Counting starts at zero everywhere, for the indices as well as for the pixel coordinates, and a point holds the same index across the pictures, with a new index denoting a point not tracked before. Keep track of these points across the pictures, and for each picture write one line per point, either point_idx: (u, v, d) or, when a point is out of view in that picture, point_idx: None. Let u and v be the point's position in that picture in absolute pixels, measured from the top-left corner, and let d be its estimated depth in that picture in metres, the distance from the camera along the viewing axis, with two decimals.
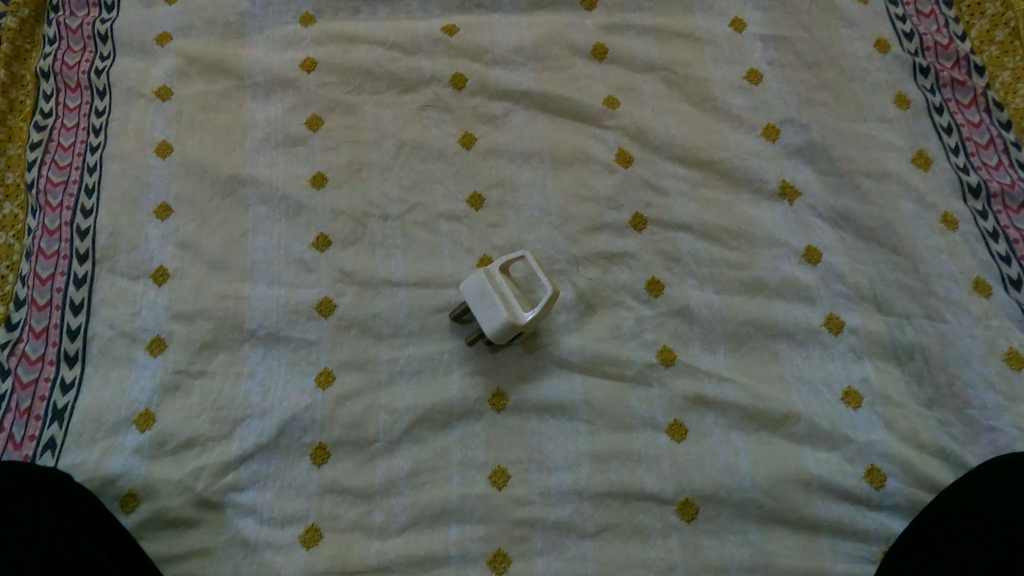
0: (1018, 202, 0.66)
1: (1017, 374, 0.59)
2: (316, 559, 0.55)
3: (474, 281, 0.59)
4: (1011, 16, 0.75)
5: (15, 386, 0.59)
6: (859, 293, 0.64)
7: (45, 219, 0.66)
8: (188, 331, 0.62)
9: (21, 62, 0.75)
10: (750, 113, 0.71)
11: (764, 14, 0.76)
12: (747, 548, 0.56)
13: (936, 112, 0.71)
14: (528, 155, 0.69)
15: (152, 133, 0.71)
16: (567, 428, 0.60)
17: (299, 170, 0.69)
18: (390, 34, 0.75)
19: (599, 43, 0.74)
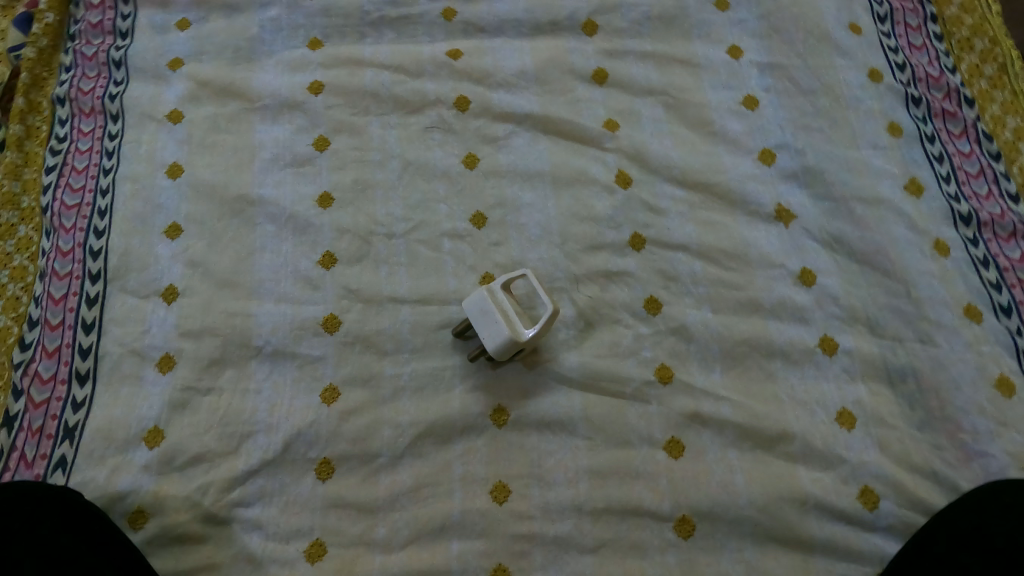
0: (1008, 230, 0.68)
1: (1008, 401, 0.61)
2: (319, 573, 0.57)
3: (477, 298, 0.61)
4: (1000, 52, 0.78)
5: (28, 406, 0.61)
6: (852, 314, 0.65)
7: (59, 240, 0.68)
8: (196, 348, 0.64)
9: (39, 90, 0.77)
10: (746, 137, 0.73)
11: (759, 42, 0.78)
12: (743, 564, 0.57)
13: (928, 141, 0.73)
14: (530, 176, 0.71)
15: (163, 154, 0.72)
16: (567, 444, 0.61)
17: (306, 190, 0.71)
18: (396, 58, 0.77)
19: (600, 68, 0.76)
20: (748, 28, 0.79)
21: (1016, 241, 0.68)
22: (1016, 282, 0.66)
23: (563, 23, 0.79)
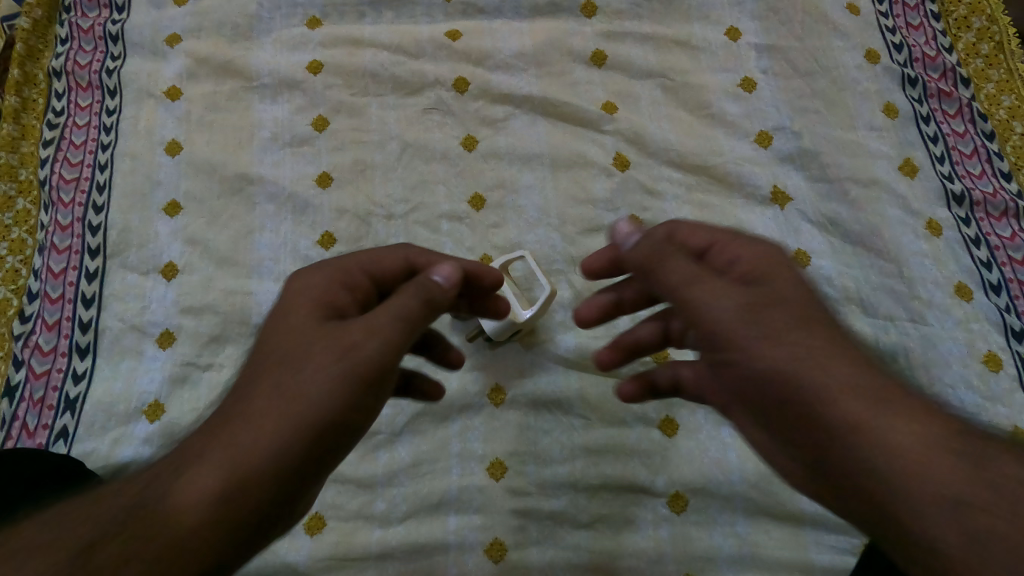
0: (999, 210, 0.69)
1: (995, 375, 0.62)
2: (319, 546, 0.58)
3: None
4: (996, 31, 0.78)
5: (29, 376, 0.62)
6: (847, 295, 0.66)
7: (57, 214, 0.68)
8: (196, 325, 0.64)
9: (34, 61, 0.76)
10: (743, 120, 0.74)
11: (758, 24, 0.78)
12: (734, 539, 0.58)
13: (923, 122, 0.74)
14: (528, 158, 0.71)
15: (162, 131, 0.73)
16: (563, 422, 0.62)
17: (305, 170, 0.71)
18: (395, 38, 0.77)
19: (599, 50, 0.77)
20: (747, 9, 0.79)
21: (1007, 220, 0.69)
22: (1006, 261, 0.67)
23: (562, 4, 0.79)
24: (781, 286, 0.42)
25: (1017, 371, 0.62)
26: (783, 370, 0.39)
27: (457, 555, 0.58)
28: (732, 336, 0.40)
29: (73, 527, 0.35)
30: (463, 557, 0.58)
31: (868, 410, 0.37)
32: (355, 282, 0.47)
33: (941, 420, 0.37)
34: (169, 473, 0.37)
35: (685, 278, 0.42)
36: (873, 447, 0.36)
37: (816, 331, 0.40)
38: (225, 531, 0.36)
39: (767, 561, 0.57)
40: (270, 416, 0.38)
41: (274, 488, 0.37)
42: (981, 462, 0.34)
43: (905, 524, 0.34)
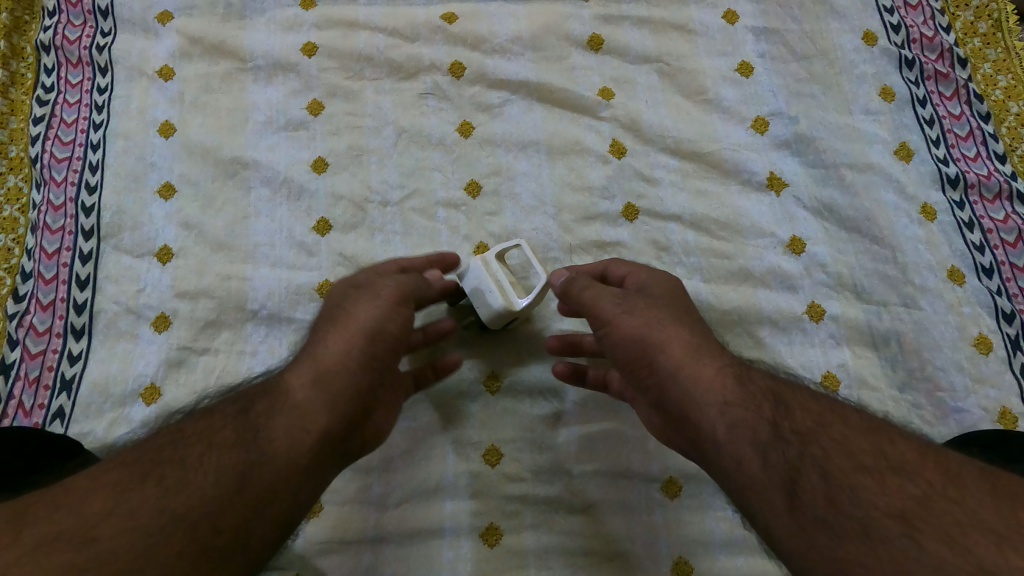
0: (993, 192, 0.69)
1: (985, 359, 0.63)
2: (317, 530, 0.59)
3: (473, 268, 0.61)
4: (994, 8, 0.78)
5: (25, 356, 0.62)
6: (840, 281, 0.66)
7: (50, 193, 0.68)
8: (192, 310, 0.64)
9: (21, 33, 0.76)
10: (740, 105, 0.73)
11: (756, 6, 0.78)
12: (726, 522, 0.59)
13: (920, 104, 0.73)
14: (524, 144, 0.71)
15: (155, 113, 0.72)
16: (558, 409, 0.63)
17: (300, 155, 0.71)
18: (391, 21, 0.76)
19: (595, 34, 0.76)
20: None
21: (1000, 203, 0.69)
22: (998, 243, 0.67)
23: None
24: (659, 301, 0.55)
25: (1007, 353, 0.63)
26: (647, 353, 0.52)
27: (453, 538, 0.59)
28: (618, 342, 0.53)
29: (201, 476, 0.44)
30: (459, 540, 0.59)
31: (705, 375, 0.49)
32: (384, 291, 0.57)
33: (764, 381, 0.49)
34: (242, 422, 0.48)
35: (594, 299, 0.55)
36: (705, 400, 0.48)
37: (667, 328, 0.53)
38: (317, 455, 0.49)
39: (758, 544, 0.59)
40: (332, 378, 0.51)
41: (338, 433, 0.50)
42: (778, 418, 0.46)
43: (710, 456, 0.48)
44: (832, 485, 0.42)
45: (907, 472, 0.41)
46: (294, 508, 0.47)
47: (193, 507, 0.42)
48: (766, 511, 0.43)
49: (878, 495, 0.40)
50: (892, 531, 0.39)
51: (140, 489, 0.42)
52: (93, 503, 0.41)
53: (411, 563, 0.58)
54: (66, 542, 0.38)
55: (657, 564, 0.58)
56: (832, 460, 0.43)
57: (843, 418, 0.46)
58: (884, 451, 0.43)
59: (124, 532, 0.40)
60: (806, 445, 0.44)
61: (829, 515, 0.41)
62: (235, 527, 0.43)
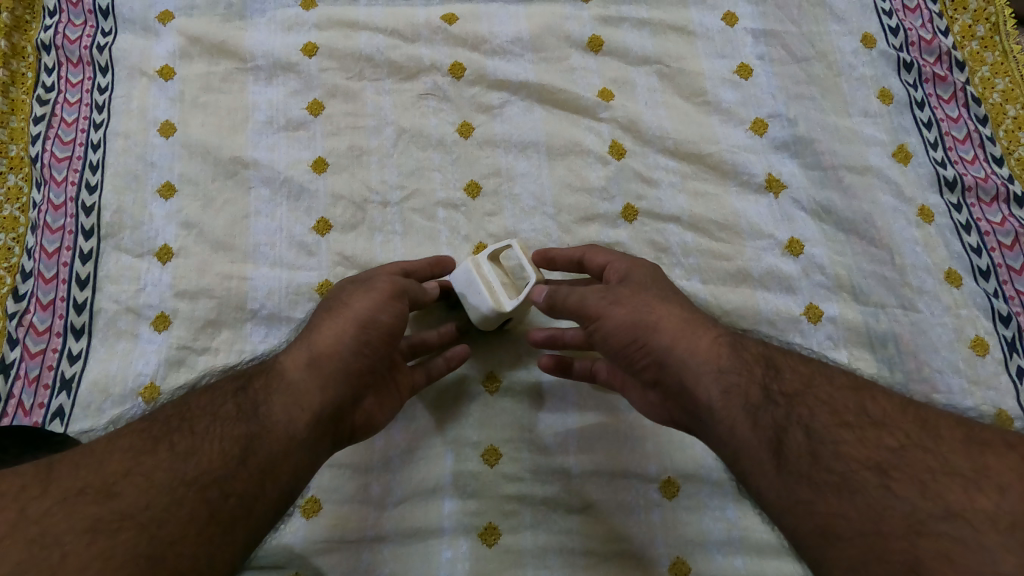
0: (990, 195, 0.70)
1: (982, 360, 0.63)
2: (316, 528, 0.59)
3: (462, 269, 0.61)
4: (992, 11, 0.77)
5: (24, 355, 0.62)
6: (838, 283, 0.66)
7: (50, 192, 0.68)
8: (192, 309, 0.65)
9: (21, 32, 0.76)
10: (739, 107, 0.74)
11: (755, 8, 0.78)
12: (724, 522, 0.60)
13: (918, 107, 0.74)
14: (524, 145, 0.71)
15: (155, 112, 0.72)
16: (557, 409, 0.63)
17: (301, 155, 0.71)
18: (391, 21, 0.76)
19: (595, 35, 0.76)
20: None
21: (997, 205, 0.70)
22: (995, 245, 0.68)
23: None
24: (643, 286, 0.56)
25: (1002, 355, 0.64)
26: (642, 335, 0.52)
27: (452, 537, 0.59)
28: (613, 334, 0.53)
29: (207, 444, 0.47)
30: (458, 539, 0.59)
31: (700, 346, 0.51)
32: (381, 286, 0.57)
33: (756, 347, 0.52)
34: (244, 398, 0.50)
35: (579, 301, 0.55)
36: (699, 370, 0.50)
37: (659, 308, 0.53)
38: (313, 432, 0.51)
39: (756, 544, 0.59)
40: (323, 362, 0.53)
41: (329, 413, 0.52)
42: (769, 381, 0.49)
43: (707, 421, 0.50)
44: (817, 442, 0.45)
45: (887, 426, 0.46)
46: (294, 481, 0.49)
47: (201, 473, 0.45)
48: (757, 472, 0.46)
49: (859, 450, 0.44)
50: (869, 482, 0.43)
51: (154, 453, 0.45)
52: (111, 463, 0.45)
53: (410, 562, 0.58)
54: (92, 495, 0.43)
55: (655, 564, 0.58)
56: (816, 418, 0.47)
57: (828, 379, 0.50)
58: (866, 409, 0.47)
59: (141, 491, 0.43)
60: (794, 407, 0.47)
61: (813, 471, 0.44)
62: (241, 492, 0.46)
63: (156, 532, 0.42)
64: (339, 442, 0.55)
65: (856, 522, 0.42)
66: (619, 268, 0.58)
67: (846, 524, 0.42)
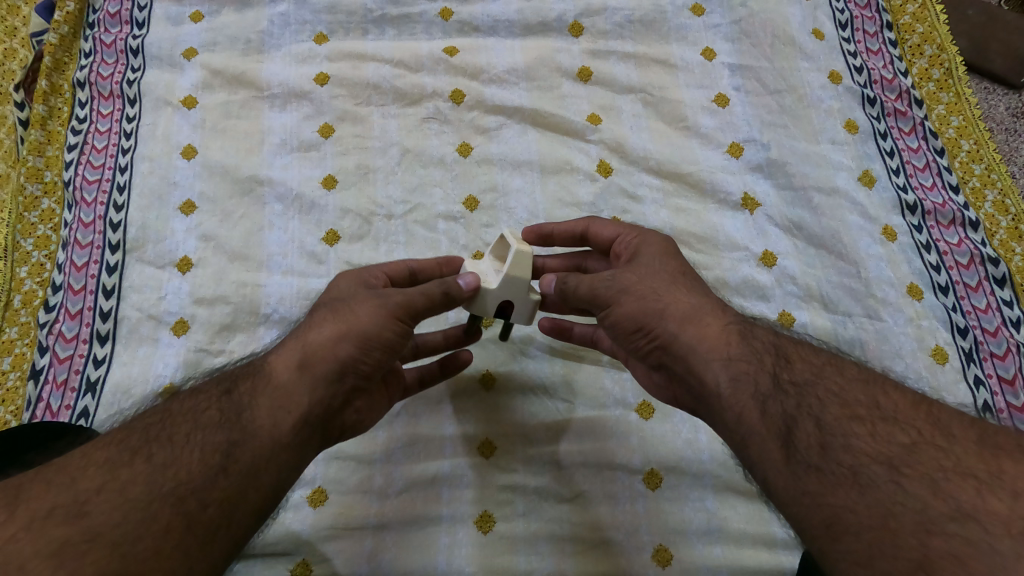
0: (947, 218, 0.76)
1: (942, 367, 0.68)
2: (322, 516, 0.62)
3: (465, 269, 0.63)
4: (946, 58, 0.85)
5: (53, 361, 0.67)
6: (809, 293, 0.71)
7: (81, 212, 0.74)
8: (209, 315, 0.69)
9: (60, 72, 0.83)
10: (717, 132, 0.80)
11: (732, 45, 0.85)
12: (704, 513, 0.63)
13: (881, 137, 0.80)
14: (519, 164, 0.77)
15: (178, 137, 0.78)
16: (548, 405, 0.67)
17: (312, 173, 0.76)
18: (397, 53, 0.83)
19: (584, 67, 0.83)
20: (722, 32, 0.86)
21: (955, 228, 0.76)
22: (953, 264, 0.73)
23: (551, 24, 0.85)
24: (654, 271, 0.57)
25: (961, 363, 0.68)
26: (648, 323, 0.53)
27: (448, 526, 0.62)
28: (621, 322, 0.55)
29: (186, 453, 0.46)
30: (454, 527, 0.62)
31: (710, 334, 0.51)
32: (393, 297, 0.54)
33: (767, 336, 0.52)
34: (228, 403, 0.50)
35: (590, 288, 0.56)
36: (706, 356, 0.51)
37: (670, 293, 0.55)
38: (300, 435, 0.50)
39: (735, 533, 0.63)
40: (315, 362, 0.52)
41: (318, 415, 0.51)
42: (779, 370, 0.49)
43: (713, 407, 0.50)
44: (827, 434, 0.44)
45: (899, 422, 0.45)
46: (277, 487, 0.49)
47: (179, 483, 0.44)
48: (764, 460, 0.46)
49: (869, 443, 0.43)
50: (879, 477, 0.41)
51: (130, 466, 0.44)
52: (84, 479, 0.43)
53: (409, 549, 0.62)
54: (63, 515, 0.41)
55: (640, 551, 0.62)
56: (826, 411, 0.46)
57: (841, 371, 0.49)
58: (878, 404, 0.46)
59: (114, 507, 0.42)
60: (804, 397, 0.47)
61: (822, 463, 0.43)
62: (222, 500, 0.45)
63: (129, 549, 0.40)
64: (328, 442, 0.55)
65: (862, 516, 0.40)
66: (630, 244, 0.61)
67: (852, 518, 0.41)
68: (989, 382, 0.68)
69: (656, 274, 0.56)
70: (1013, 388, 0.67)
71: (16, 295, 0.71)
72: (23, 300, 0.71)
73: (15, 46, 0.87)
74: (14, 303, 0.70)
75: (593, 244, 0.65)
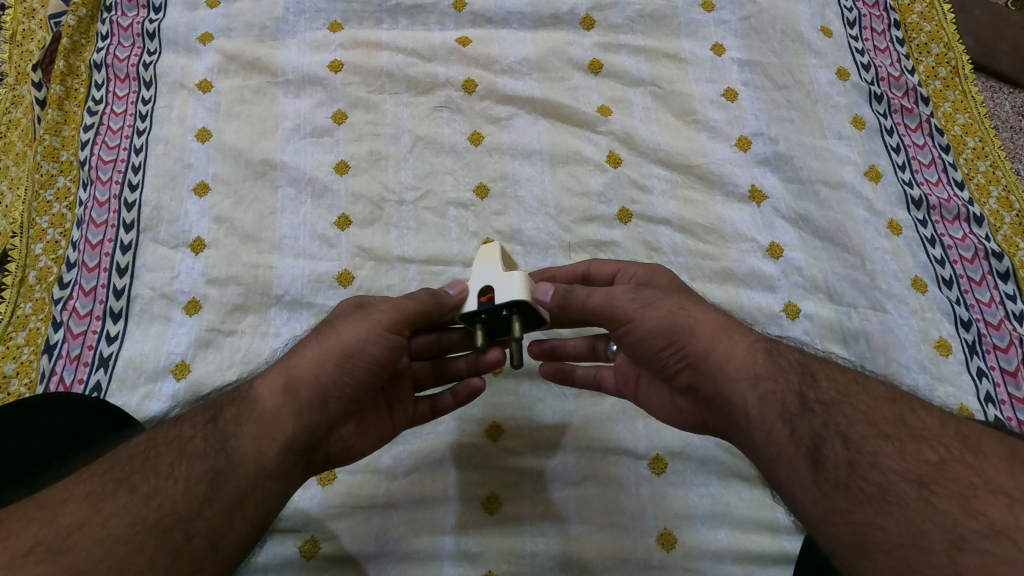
0: (952, 214, 0.77)
1: (945, 359, 0.69)
2: (330, 494, 0.63)
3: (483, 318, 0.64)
4: (952, 57, 0.87)
5: (67, 336, 0.67)
6: (815, 284, 0.72)
7: (96, 191, 0.74)
8: (221, 295, 0.70)
9: (78, 55, 0.84)
10: (726, 126, 0.81)
11: (741, 41, 0.86)
12: (708, 498, 0.64)
13: (887, 133, 0.81)
14: (529, 154, 0.78)
15: (193, 120, 0.79)
16: (555, 390, 0.68)
17: (325, 158, 0.77)
18: (410, 42, 0.84)
19: (596, 59, 0.84)
20: (732, 28, 0.86)
21: (959, 223, 0.77)
22: (957, 258, 0.74)
23: (563, 17, 0.86)
24: (670, 292, 0.55)
25: (964, 356, 0.69)
26: (676, 339, 0.52)
27: (456, 506, 0.63)
28: (645, 340, 0.52)
29: (171, 483, 0.43)
30: (462, 508, 0.63)
31: (737, 353, 0.50)
32: (379, 311, 0.52)
33: (793, 354, 0.50)
34: (213, 431, 0.47)
35: (603, 302, 0.53)
36: (729, 376, 0.49)
37: (693, 311, 0.53)
38: (283, 462, 0.48)
39: (739, 519, 0.63)
40: (300, 385, 0.50)
41: (302, 443, 0.49)
42: (805, 390, 0.47)
43: (741, 428, 0.48)
44: (854, 452, 0.42)
45: (927, 439, 0.42)
46: (266, 508, 0.47)
47: (163, 515, 0.42)
48: (793, 481, 0.44)
49: (897, 461, 0.41)
50: (908, 495, 0.39)
51: (113, 498, 0.42)
52: (66, 513, 0.40)
53: (416, 528, 0.62)
54: (43, 552, 0.38)
55: (644, 534, 0.62)
56: (853, 428, 0.44)
57: (867, 389, 0.47)
58: (905, 421, 0.43)
59: (97, 542, 0.39)
60: (831, 415, 0.45)
61: (850, 481, 0.41)
62: (206, 530, 0.43)
63: None
64: (313, 470, 0.53)
65: (894, 534, 0.38)
66: (637, 277, 0.60)
67: (882, 535, 0.39)
68: (991, 373, 0.69)
69: (674, 295, 0.54)
70: (1015, 379, 0.68)
71: (31, 271, 0.72)
72: (38, 275, 0.72)
73: (33, 26, 0.88)
74: (29, 279, 0.72)
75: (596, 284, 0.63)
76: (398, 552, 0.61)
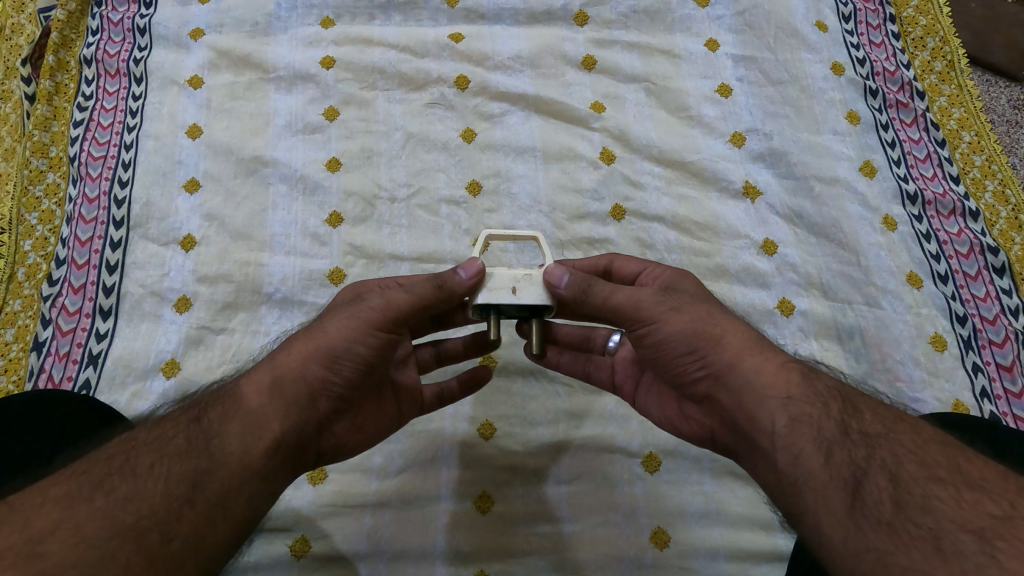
0: (948, 209, 0.76)
1: (940, 355, 0.69)
2: (321, 493, 0.63)
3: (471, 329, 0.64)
4: (948, 51, 0.87)
5: (56, 333, 0.67)
6: (809, 281, 0.72)
7: (86, 187, 0.74)
8: (211, 293, 0.70)
9: (67, 49, 0.84)
10: (719, 122, 0.80)
11: (735, 37, 0.85)
12: (701, 496, 0.64)
13: (883, 129, 0.81)
14: (522, 150, 0.78)
15: (184, 117, 0.78)
16: (548, 388, 0.68)
17: (317, 155, 0.77)
18: (403, 38, 0.83)
19: (589, 55, 0.83)
20: (726, 24, 0.86)
21: (955, 218, 0.76)
22: (953, 253, 0.74)
23: (557, 13, 0.86)
24: (699, 299, 0.53)
25: (959, 352, 0.69)
26: (701, 346, 0.50)
27: (447, 505, 0.63)
28: (666, 342, 0.51)
29: (150, 485, 0.43)
30: (453, 507, 0.63)
31: (767, 368, 0.49)
32: (370, 309, 0.51)
33: (830, 379, 0.49)
34: (196, 431, 0.47)
35: (629, 301, 0.51)
36: (759, 389, 0.48)
37: (722, 320, 0.51)
38: (269, 462, 0.48)
39: (732, 517, 0.63)
40: (288, 385, 0.49)
41: (292, 441, 0.49)
42: (846, 420, 0.46)
43: (761, 445, 0.47)
44: (903, 492, 0.41)
45: (987, 489, 0.41)
46: (251, 509, 0.46)
47: (141, 518, 0.41)
48: (821, 508, 0.43)
49: (955, 509, 0.39)
50: (968, 546, 0.37)
51: (89, 501, 0.41)
52: (39, 517, 0.40)
53: (408, 527, 0.62)
54: (14, 558, 0.37)
55: (638, 533, 0.62)
56: (903, 467, 0.43)
57: (915, 429, 0.46)
58: (961, 467, 0.42)
59: (69, 547, 0.39)
60: (875, 449, 0.44)
61: (895, 521, 0.40)
62: (187, 533, 0.42)
63: None
64: (302, 467, 0.52)
65: None
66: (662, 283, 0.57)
67: None
68: (986, 368, 0.68)
69: (712, 307, 0.53)
70: (1010, 374, 0.68)
71: (20, 268, 0.72)
72: (28, 272, 0.72)
73: (23, 21, 0.88)
74: (18, 276, 0.72)
75: (617, 280, 0.61)
76: (389, 551, 0.61)
